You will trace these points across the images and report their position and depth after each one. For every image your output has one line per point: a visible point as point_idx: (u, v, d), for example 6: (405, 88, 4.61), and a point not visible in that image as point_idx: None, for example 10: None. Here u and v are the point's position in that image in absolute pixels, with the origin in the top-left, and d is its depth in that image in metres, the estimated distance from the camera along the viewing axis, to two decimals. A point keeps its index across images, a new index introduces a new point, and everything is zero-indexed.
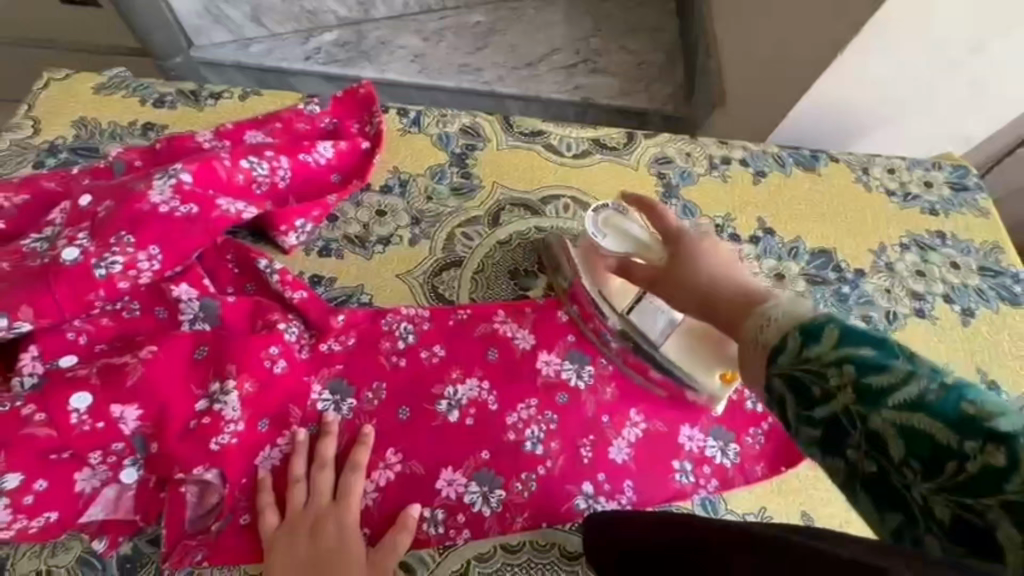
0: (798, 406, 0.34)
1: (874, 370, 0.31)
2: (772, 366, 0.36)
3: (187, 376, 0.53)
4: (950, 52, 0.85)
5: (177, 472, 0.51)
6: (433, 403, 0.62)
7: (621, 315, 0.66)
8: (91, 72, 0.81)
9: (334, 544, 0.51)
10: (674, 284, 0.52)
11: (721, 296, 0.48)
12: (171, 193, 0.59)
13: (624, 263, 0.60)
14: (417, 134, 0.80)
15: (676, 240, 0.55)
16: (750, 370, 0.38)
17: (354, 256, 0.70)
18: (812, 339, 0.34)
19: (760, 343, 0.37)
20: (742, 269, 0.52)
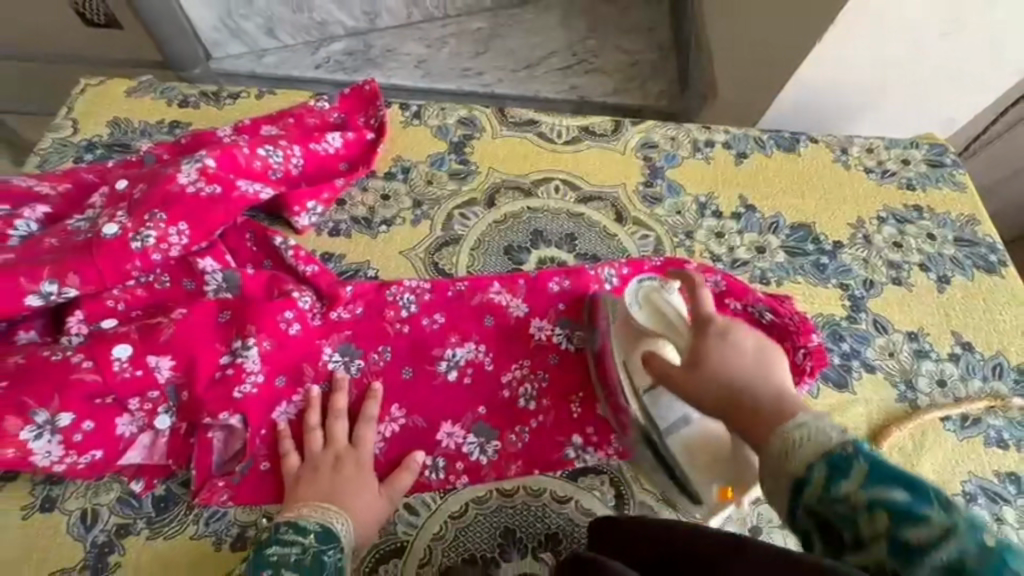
0: (825, 544, 0.40)
1: (908, 520, 0.37)
2: (799, 491, 0.41)
3: (213, 334, 0.60)
4: (925, 34, 0.89)
5: (204, 417, 0.57)
6: (434, 364, 0.67)
7: (637, 394, 0.62)
8: (122, 78, 0.89)
9: (352, 477, 0.58)
10: (696, 388, 0.54)
11: (752, 403, 0.51)
12: (197, 176, 0.66)
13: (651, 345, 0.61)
14: (418, 126, 0.87)
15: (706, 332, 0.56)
16: (782, 485, 0.43)
17: (361, 235, 0.77)
18: (838, 477, 0.40)
19: (794, 460, 0.42)
20: (775, 369, 0.54)
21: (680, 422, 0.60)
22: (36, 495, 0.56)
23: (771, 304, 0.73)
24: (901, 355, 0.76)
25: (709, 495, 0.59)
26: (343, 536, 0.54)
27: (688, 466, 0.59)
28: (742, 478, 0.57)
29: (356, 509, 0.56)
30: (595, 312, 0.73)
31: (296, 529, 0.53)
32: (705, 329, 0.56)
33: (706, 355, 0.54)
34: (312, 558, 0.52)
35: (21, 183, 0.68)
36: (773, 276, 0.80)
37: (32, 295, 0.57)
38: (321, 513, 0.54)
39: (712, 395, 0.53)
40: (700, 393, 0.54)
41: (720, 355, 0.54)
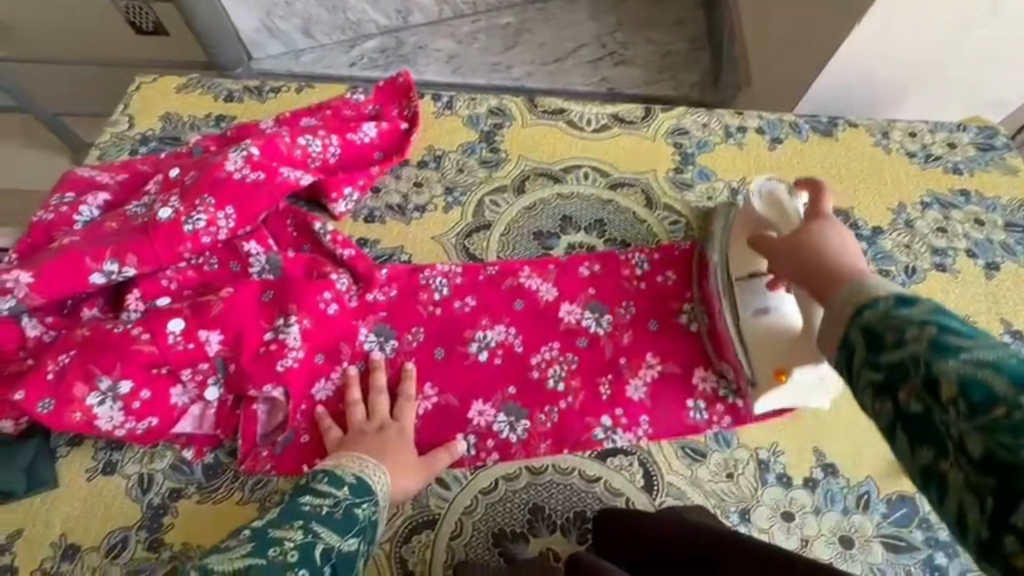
0: (865, 354, 0.32)
1: (957, 334, 0.29)
2: (858, 317, 0.33)
3: (258, 313, 0.63)
4: (972, 12, 0.85)
5: (250, 389, 0.60)
6: (465, 345, 0.69)
7: (727, 280, 0.68)
8: (173, 76, 0.94)
9: (394, 442, 0.60)
10: (789, 247, 0.49)
11: (835, 269, 0.43)
12: (243, 163, 0.69)
13: None
14: (449, 116, 0.89)
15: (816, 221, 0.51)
16: (838, 315, 0.35)
17: (395, 221, 0.79)
18: (906, 304, 0.31)
19: (862, 295, 0.34)
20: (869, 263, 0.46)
21: (756, 310, 0.65)
22: (98, 459, 0.61)
23: None
24: None
25: (764, 377, 0.64)
26: (377, 486, 0.56)
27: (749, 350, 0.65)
28: (801, 359, 0.61)
29: (393, 467, 0.59)
30: (625, 296, 0.73)
31: (329, 480, 0.55)
32: (824, 218, 0.52)
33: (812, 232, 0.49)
34: (343, 512, 0.53)
35: (85, 173, 0.74)
36: None
37: (95, 273, 0.61)
38: (359, 461, 0.57)
39: (796, 262, 0.47)
40: (791, 256, 0.49)
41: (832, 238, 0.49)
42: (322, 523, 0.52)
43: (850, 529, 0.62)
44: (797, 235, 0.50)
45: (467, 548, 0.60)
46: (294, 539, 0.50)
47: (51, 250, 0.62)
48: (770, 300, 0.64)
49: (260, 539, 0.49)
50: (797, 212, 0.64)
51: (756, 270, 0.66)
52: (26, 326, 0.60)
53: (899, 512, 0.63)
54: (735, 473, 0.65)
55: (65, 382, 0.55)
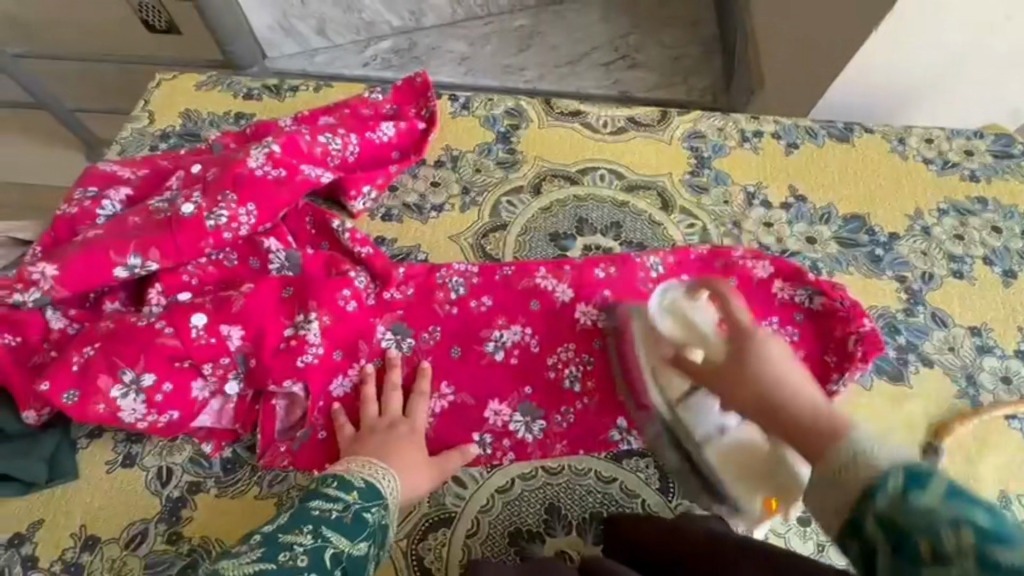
0: (890, 556, 0.33)
1: (990, 534, 0.30)
2: (868, 507, 0.35)
3: (278, 308, 0.63)
4: (991, 17, 0.85)
5: (271, 385, 0.61)
6: (482, 344, 0.69)
7: (669, 405, 0.63)
8: (193, 73, 0.95)
9: (405, 444, 0.61)
10: (738, 384, 0.50)
11: (797, 422, 0.45)
12: (265, 160, 0.69)
13: (682, 354, 0.59)
14: (466, 117, 0.89)
15: (744, 345, 0.52)
16: (838, 496, 0.37)
17: (412, 220, 0.80)
18: (915, 487, 0.33)
19: (855, 471, 0.36)
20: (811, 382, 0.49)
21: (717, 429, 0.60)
22: (118, 452, 0.61)
23: (824, 289, 0.73)
24: (962, 350, 0.73)
25: (754, 506, 0.59)
26: (386, 492, 0.56)
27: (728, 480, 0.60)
28: (786, 487, 0.57)
29: (403, 471, 0.59)
30: (641, 298, 0.73)
31: (339, 485, 0.55)
32: (749, 332, 0.52)
33: (752, 358, 0.50)
34: (353, 516, 0.53)
35: (107, 168, 0.74)
36: (825, 267, 0.79)
37: (119, 267, 0.61)
38: (369, 466, 0.57)
39: (752, 395, 0.49)
40: (744, 390, 0.49)
41: (769, 355, 0.50)
42: (332, 529, 0.51)
43: None
44: (736, 370, 0.51)
45: (482, 546, 0.60)
46: (303, 544, 0.50)
47: (75, 243, 0.63)
48: (723, 419, 0.60)
49: (270, 544, 0.49)
50: (705, 322, 0.61)
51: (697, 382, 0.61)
52: (50, 317, 0.60)
53: None
54: None
55: (90, 374, 0.56)
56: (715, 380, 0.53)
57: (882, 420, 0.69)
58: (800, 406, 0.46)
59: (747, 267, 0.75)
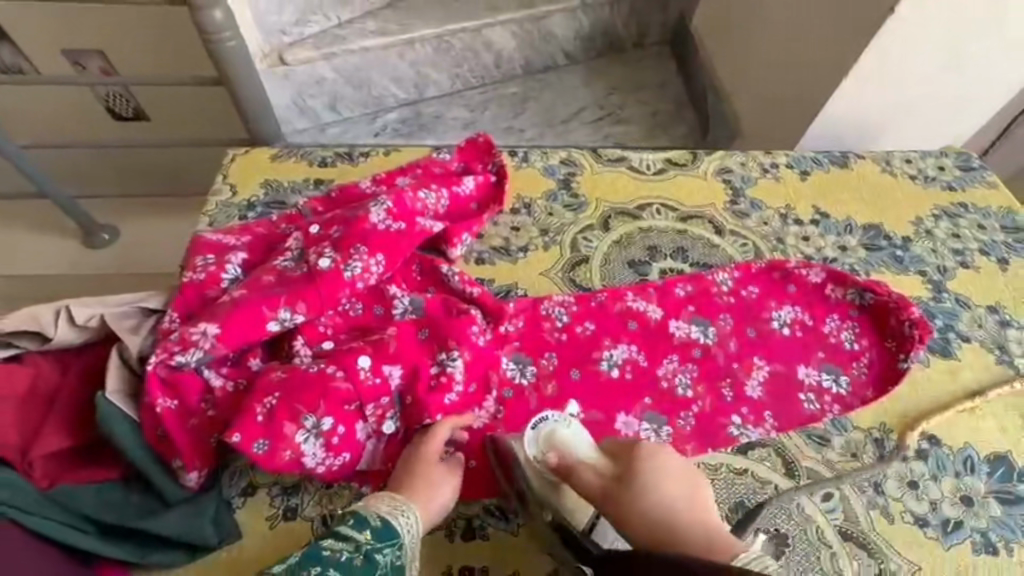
0: None
1: None
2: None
3: (423, 348, 0.67)
4: (938, 56, 1.08)
5: (425, 418, 0.64)
6: (596, 364, 0.76)
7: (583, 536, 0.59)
8: (263, 147, 1.01)
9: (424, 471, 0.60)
10: (624, 518, 0.56)
11: (684, 544, 0.53)
12: (385, 215, 0.75)
13: (574, 475, 0.59)
14: (527, 169, 1.01)
15: (632, 474, 0.57)
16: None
17: (504, 261, 0.87)
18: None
19: None
20: (694, 486, 0.57)
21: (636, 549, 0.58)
22: (277, 506, 0.61)
23: (870, 286, 0.85)
24: (988, 325, 0.86)
25: None
26: (403, 527, 0.54)
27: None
28: None
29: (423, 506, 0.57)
30: (721, 310, 0.84)
31: (355, 522, 0.53)
32: (641, 470, 0.57)
33: (642, 488, 0.56)
34: (363, 557, 0.51)
35: (214, 238, 0.77)
36: (861, 268, 0.92)
37: (272, 321, 0.65)
38: (388, 504, 0.55)
39: (650, 534, 0.54)
40: (637, 520, 0.55)
41: (656, 486, 0.56)
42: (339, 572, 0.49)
43: (966, 489, 0.70)
44: (620, 495, 0.56)
45: None
46: None
47: (221, 303, 0.65)
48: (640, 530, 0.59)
49: None
50: (578, 447, 0.62)
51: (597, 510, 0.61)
52: (208, 377, 0.62)
53: (1000, 471, 0.72)
54: (858, 453, 0.72)
55: (275, 422, 0.57)
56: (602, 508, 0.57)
57: (948, 389, 0.78)
58: (686, 535, 0.53)
59: (802, 274, 0.87)
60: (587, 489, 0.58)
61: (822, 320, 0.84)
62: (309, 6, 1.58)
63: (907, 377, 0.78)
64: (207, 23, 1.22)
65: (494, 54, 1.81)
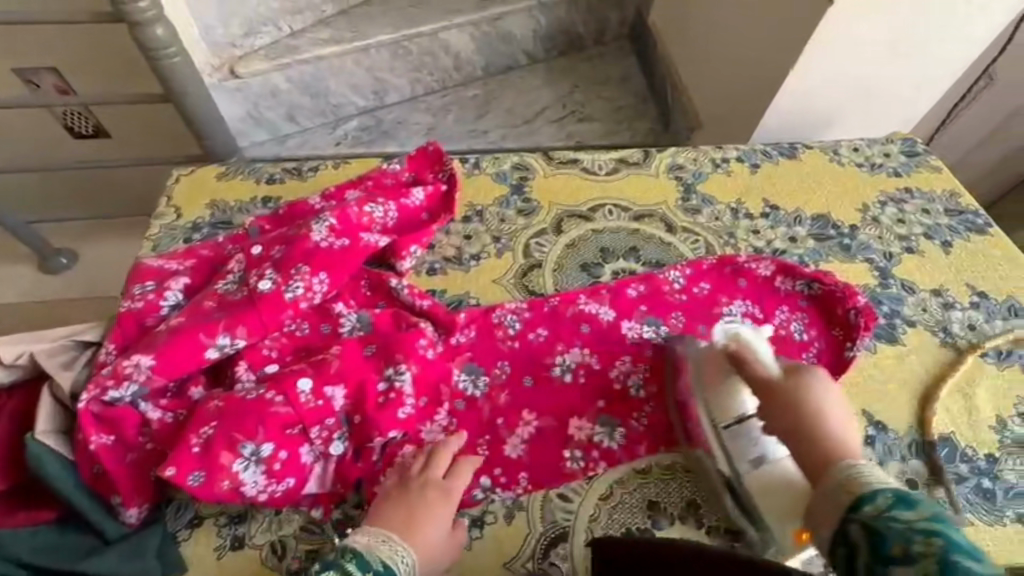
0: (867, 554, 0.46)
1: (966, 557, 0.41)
2: (851, 513, 0.50)
3: (370, 365, 0.67)
4: (881, 44, 1.10)
5: (374, 437, 0.63)
6: (549, 370, 0.76)
7: (716, 428, 0.70)
8: (209, 166, 0.99)
9: (432, 513, 0.59)
10: (779, 402, 0.62)
11: (823, 437, 0.59)
12: (327, 232, 0.74)
13: (747, 365, 0.67)
14: (479, 175, 1.00)
15: (797, 378, 0.64)
16: (836, 500, 0.52)
17: (456, 270, 0.87)
18: (900, 507, 0.47)
19: (853, 489, 0.51)
20: (848, 419, 0.62)
21: (754, 460, 0.67)
22: (224, 535, 0.60)
23: (817, 276, 0.87)
24: (932, 309, 0.88)
25: (785, 537, 0.64)
26: (402, 570, 0.54)
27: (760, 503, 0.66)
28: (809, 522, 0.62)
29: (421, 548, 0.57)
30: (673, 308, 0.84)
31: (357, 561, 0.53)
32: (811, 378, 0.64)
33: (804, 387, 0.63)
34: None
35: (155, 263, 0.76)
36: (810, 259, 0.94)
37: (211, 348, 0.63)
38: (389, 544, 0.55)
39: (793, 419, 0.61)
40: (785, 406, 0.62)
41: (817, 392, 0.62)
42: None
43: (911, 473, 0.73)
44: (780, 386, 0.63)
45: None
46: None
47: (158, 333, 0.64)
48: (764, 447, 0.66)
49: None
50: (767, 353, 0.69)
51: (741, 413, 0.69)
52: (144, 410, 0.60)
53: (944, 452, 0.75)
54: None
55: (211, 452, 0.57)
56: (759, 393, 0.65)
57: (892, 374, 0.81)
58: (826, 434, 0.59)
59: (751, 269, 0.88)
60: (751, 375, 0.66)
61: (771, 313, 0.85)
62: (259, 15, 1.53)
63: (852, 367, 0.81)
64: (148, 40, 1.19)
65: (453, 57, 1.80)
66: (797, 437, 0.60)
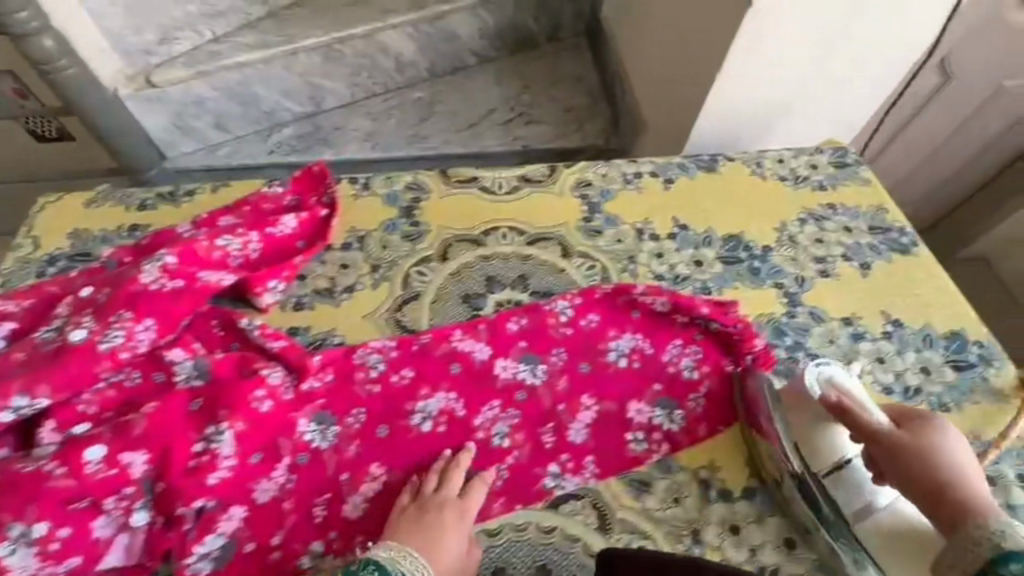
0: None
1: None
2: (998, 567, 0.47)
3: (188, 424, 0.63)
4: (808, 46, 1.02)
5: (178, 507, 0.59)
6: (407, 418, 0.71)
7: (817, 477, 0.65)
8: (80, 191, 0.93)
9: (447, 529, 0.61)
10: (900, 456, 0.60)
11: (947, 491, 0.56)
12: (159, 273, 0.69)
13: (853, 416, 0.64)
14: (368, 197, 0.93)
15: (916, 430, 0.62)
16: (975, 555, 0.49)
17: (325, 305, 0.81)
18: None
19: (992, 546, 0.49)
20: (976, 470, 0.60)
21: (860, 507, 0.64)
22: None
23: (716, 315, 0.80)
24: (839, 340, 0.82)
25: None
26: None
27: (874, 552, 0.63)
28: None
29: (437, 561, 0.59)
30: (554, 344, 0.78)
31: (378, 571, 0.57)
32: (930, 431, 0.61)
33: (927, 440, 0.60)
34: None
35: None
36: (714, 286, 0.87)
37: (3, 411, 0.59)
38: (408, 558, 0.58)
39: (919, 474, 0.58)
40: (909, 461, 0.59)
41: (940, 445, 0.60)
42: None
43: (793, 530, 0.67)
44: (901, 438, 0.61)
45: None
46: None
47: None
48: (873, 494, 0.64)
49: None
50: (867, 402, 0.66)
51: (841, 457, 0.65)
52: None
53: None
54: (680, 497, 0.68)
55: None
56: (874, 446, 0.62)
57: None
58: (956, 488, 0.56)
59: (647, 301, 0.81)
60: (860, 426, 0.63)
61: (663, 347, 0.78)
62: (173, 20, 1.47)
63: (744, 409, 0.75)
64: (35, 50, 1.14)
65: (393, 59, 1.69)
66: (925, 492, 0.57)
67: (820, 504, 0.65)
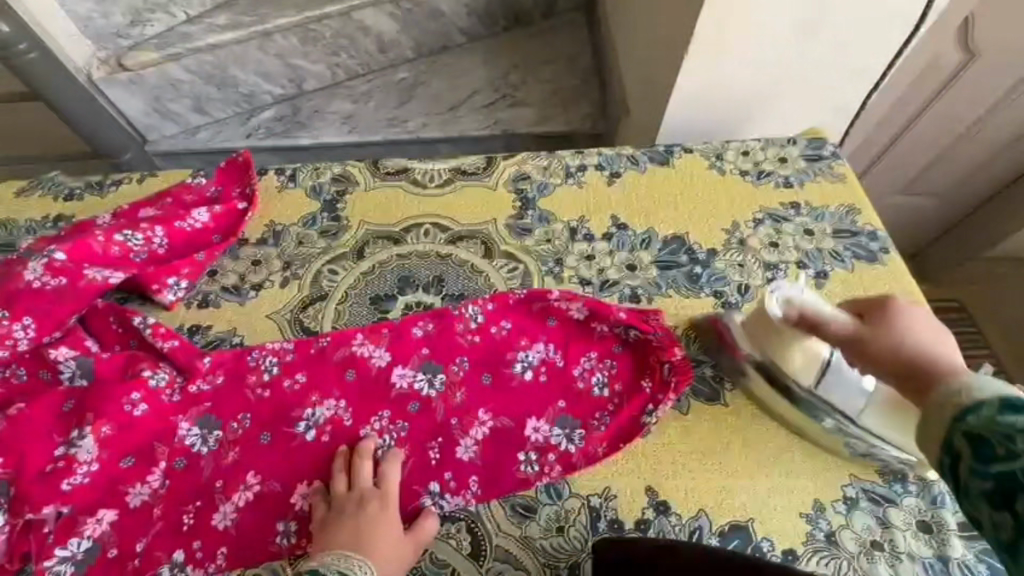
0: (973, 465, 0.36)
1: None
2: (955, 424, 0.39)
3: (53, 427, 0.64)
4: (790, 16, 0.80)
5: (28, 511, 0.60)
6: (292, 425, 0.68)
7: (808, 391, 0.68)
8: (18, 178, 0.94)
9: (378, 526, 0.61)
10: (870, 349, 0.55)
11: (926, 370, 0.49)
12: (43, 271, 0.70)
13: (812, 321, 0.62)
14: (292, 189, 0.88)
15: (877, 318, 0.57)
16: (933, 418, 0.41)
17: (229, 303, 0.78)
18: (1009, 411, 0.36)
19: (953, 404, 0.40)
20: (951, 345, 0.54)
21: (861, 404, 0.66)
22: None
23: (634, 320, 0.74)
24: None
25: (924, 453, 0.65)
26: None
27: (891, 437, 0.66)
28: None
29: (376, 559, 0.59)
30: (459, 352, 0.73)
31: None
32: (891, 316, 0.57)
33: (892, 326, 0.56)
34: None
35: None
36: (644, 292, 0.80)
37: None
38: (342, 561, 0.58)
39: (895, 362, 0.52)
40: (878, 351, 0.54)
41: (905, 326, 0.55)
42: None
43: None
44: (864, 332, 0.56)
45: None
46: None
47: None
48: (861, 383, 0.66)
49: None
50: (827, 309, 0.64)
51: (822, 364, 0.67)
52: None
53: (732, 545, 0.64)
54: (565, 526, 0.64)
55: None
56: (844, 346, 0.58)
57: (702, 444, 0.69)
58: (932, 363, 0.50)
59: (562, 307, 0.75)
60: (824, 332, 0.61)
61: (575, 360, 0.73)
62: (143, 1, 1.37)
63: (654, 430, 0.69)
64: None
65: (374, 39, 1.45)
66: (904, 379, 0.51)
67: (819, 409, 0.68)
